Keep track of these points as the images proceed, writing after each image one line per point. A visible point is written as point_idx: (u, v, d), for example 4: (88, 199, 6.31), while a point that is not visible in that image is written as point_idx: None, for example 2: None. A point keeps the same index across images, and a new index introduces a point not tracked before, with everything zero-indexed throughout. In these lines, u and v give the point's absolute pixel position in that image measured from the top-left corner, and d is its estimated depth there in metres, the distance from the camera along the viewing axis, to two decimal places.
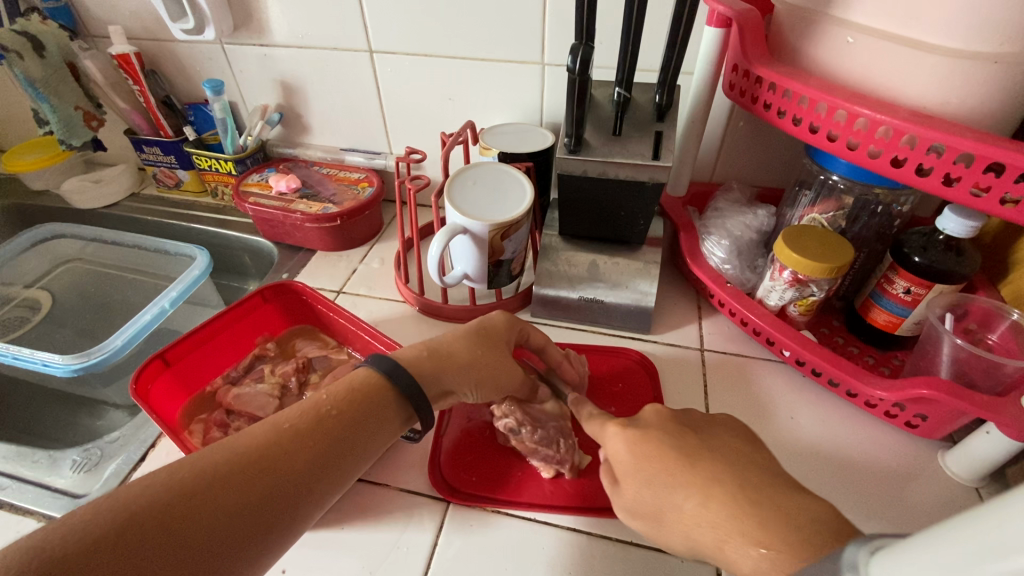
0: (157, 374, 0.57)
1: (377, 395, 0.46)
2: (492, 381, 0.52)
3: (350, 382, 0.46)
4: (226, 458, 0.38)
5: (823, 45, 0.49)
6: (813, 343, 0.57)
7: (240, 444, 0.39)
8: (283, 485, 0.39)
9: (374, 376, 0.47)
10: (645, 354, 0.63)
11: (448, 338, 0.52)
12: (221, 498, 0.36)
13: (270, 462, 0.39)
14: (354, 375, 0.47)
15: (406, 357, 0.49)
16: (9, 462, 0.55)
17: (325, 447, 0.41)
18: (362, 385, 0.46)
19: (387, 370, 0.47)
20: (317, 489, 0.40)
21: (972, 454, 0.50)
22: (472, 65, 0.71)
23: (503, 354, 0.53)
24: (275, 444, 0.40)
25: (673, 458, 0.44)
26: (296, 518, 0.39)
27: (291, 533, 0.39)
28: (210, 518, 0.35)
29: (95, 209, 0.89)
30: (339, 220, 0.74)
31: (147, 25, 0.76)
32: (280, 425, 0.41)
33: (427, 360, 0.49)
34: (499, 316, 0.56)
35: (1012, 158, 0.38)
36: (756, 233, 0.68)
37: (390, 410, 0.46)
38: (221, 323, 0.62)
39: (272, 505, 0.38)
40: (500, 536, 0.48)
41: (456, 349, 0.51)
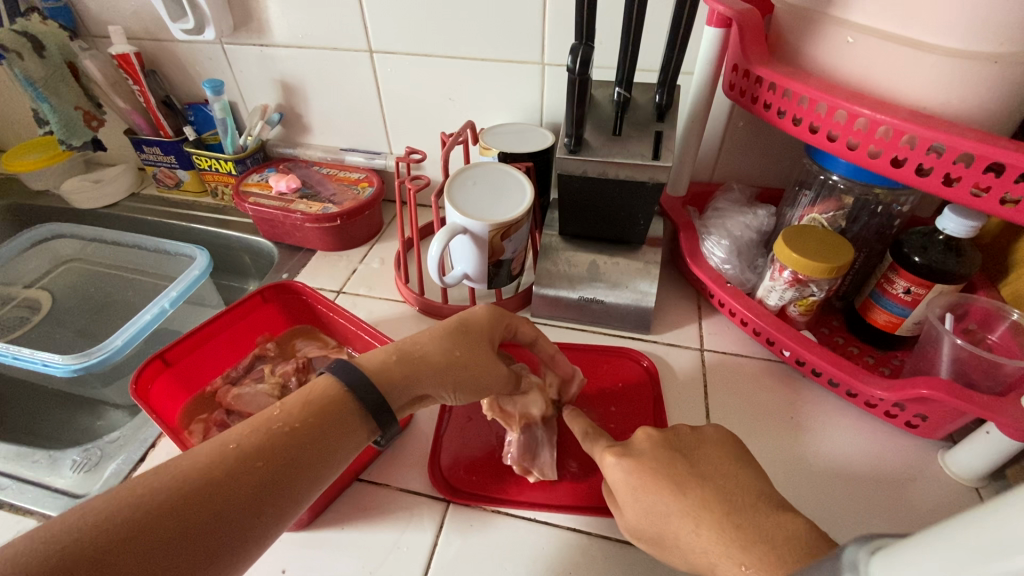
0: (157, 374, 0.57)
1: (339, 410, 0.43)
2: (474, 379, 0.50)
3: (306, 394, 0.43)
4: (170, 480, 0.35)
5: (823, 45, 0.49)
6: (813, 343, 0.57)
7: (188, 466, 0.37)
8: (233, 506, 0.36)
9: (337, 390, 0.44)
10: (645, 354, 0.63)
11: (421, 338, 0.50)
12: (163, 523, 0.34)
13: (217, 483, 0.36)
14: (311, 388, 0.44)
15: (373, 362, 0.47)
16: (8, 462, 0.55)
17: (279, 464, 0.39)
18: (322, 396, 0.43)
19: (352, 383, 0.45)
20: (272, 507, 0.38)
21: (972, 454, 0.50)
22: (472, 65, 0.71)
23: (481, 352, 0.51)
24: (223, 463, 0.37)
25: (611, 454, 0.46)
26: (251, 538, 0.36)
27: (248, 555, 0.36)
28: (153, 546, 0.33)
29: (95, 209, 0.89)
30: (339, 220, 0.74)
31: (147, 25, 0.76)
32: (227, 444, 0.39)
33: (396, 363, 0.47)
34: (482, 311, 0.54)
35: (1013, 158, 0.38)
36: (756, 234, 0.68)
37: (347, 422, 0.43)
38: (221, 323, 0.62)
39: (221, 527, 0.35)
40: (500, 536, 0.48)
41: (429, 349, 0.49)
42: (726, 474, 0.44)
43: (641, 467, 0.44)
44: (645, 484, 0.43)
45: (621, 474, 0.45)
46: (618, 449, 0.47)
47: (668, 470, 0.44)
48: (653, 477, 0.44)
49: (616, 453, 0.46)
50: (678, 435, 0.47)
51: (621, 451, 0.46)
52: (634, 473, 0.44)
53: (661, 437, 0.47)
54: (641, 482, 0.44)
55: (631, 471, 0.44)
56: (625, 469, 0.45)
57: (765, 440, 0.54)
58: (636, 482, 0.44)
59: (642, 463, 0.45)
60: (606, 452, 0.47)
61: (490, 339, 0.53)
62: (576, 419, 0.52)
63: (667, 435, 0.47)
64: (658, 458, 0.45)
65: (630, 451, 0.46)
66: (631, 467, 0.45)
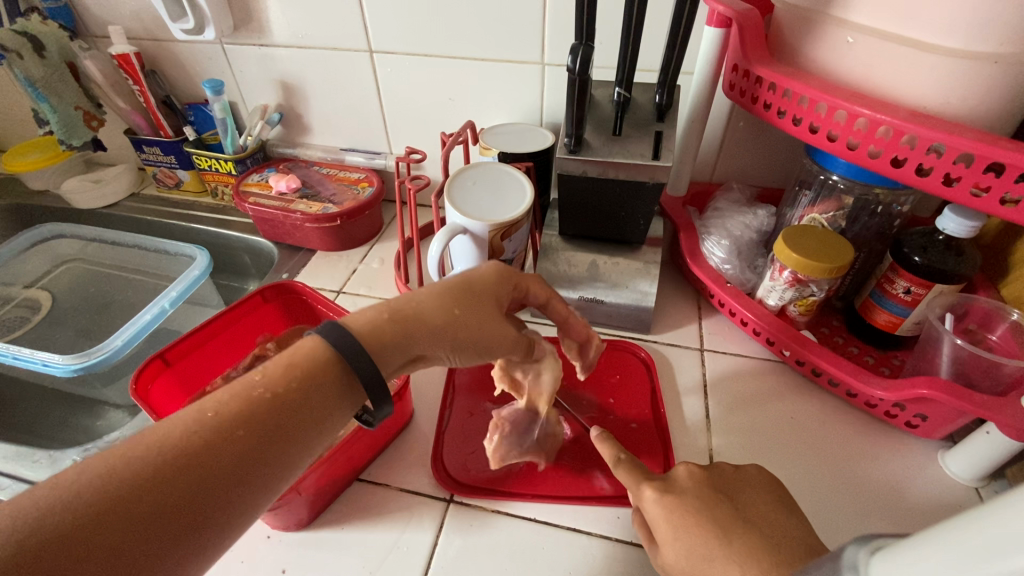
0: (157, 374, 0.56)
1: (328, 376, 0.39)
2: (477, 344, 0.46)
3: (293, 356, 0.39)
4: (143, 453, 0.32)
5: (823, 45, 0.49)
6: (813, 343, 0.57)
7: (160, 436, 0.34)
8: (211, 479, 0.33)
9: (325, 355, 0.40)
10: (645, 352, 0.63)
11: (422, 295, 0.45)
12: (135, 502, 0.31)
13: (197, 455, 0.33)
14: (296, 351, 0.40)
15: (362, 323, 0.42)
16: (8, 462, 0.55)
17: (262, 434, 0.36)
18: (308, 361, 0.39)
19: (341, 346, 0.40)
20: (255, 477, 0.35)
21: (972, 454, 0.50)
22: (473, 65, 0.71)
23: (481, 314, 0.46)
24: (200, 434, 0.34)
25: (650, 489, 0.44)
26: (236, 511, 0.34)
27: (230, 526, 0.34)
28: (126, 526, 0.30)
29: (95, 209, 0.89)
30: (339, 220, 0.74)
31: (147, 25, 0.76)
32: (205, 412, 0.35)
33: (388, 325, 0.42)
34: (488, 270, 0.48)
35: (1013, 158, 0.38)
36: (756, 233, 0.68)
37: (334, 386, 0.40)
38: (220, 324, 0.61)
39: (203, 500, 0.33)
40: (500, 536, 0.48)
41: (428, 309, 0.44)
42: (762, 513, 0.43)
43: (683, 508, 0.43)
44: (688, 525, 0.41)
45: (661, 513, 0.43)
46: (657, 482, 0.45)
47: (713, 515, 0.42)
48: (698, 521, 0.42)
49: (657, 488, 0.44)
50: (721, 475, 0.46)
51: (660, 485, 0.45)
52: (676, 513, 0.42)
53: (705, 476, 0.45)
54: (684, 524, 0.42)
55: (673, 511, 0.43)
56: (667, 509, 0.43)
57: (766, 440, 0.55)
58: (679, 523, 0.42)
59: (685, 503, 0.43)
60: (646, 484, 0.45)
61: (498, 300, 0.47)
62: (604, 442, 0.48)
63: (710, 473, 0.46)
64: (703, 499, 0.43)
65: (672, 488, 0.44)
66: (673, 508, 0.43)
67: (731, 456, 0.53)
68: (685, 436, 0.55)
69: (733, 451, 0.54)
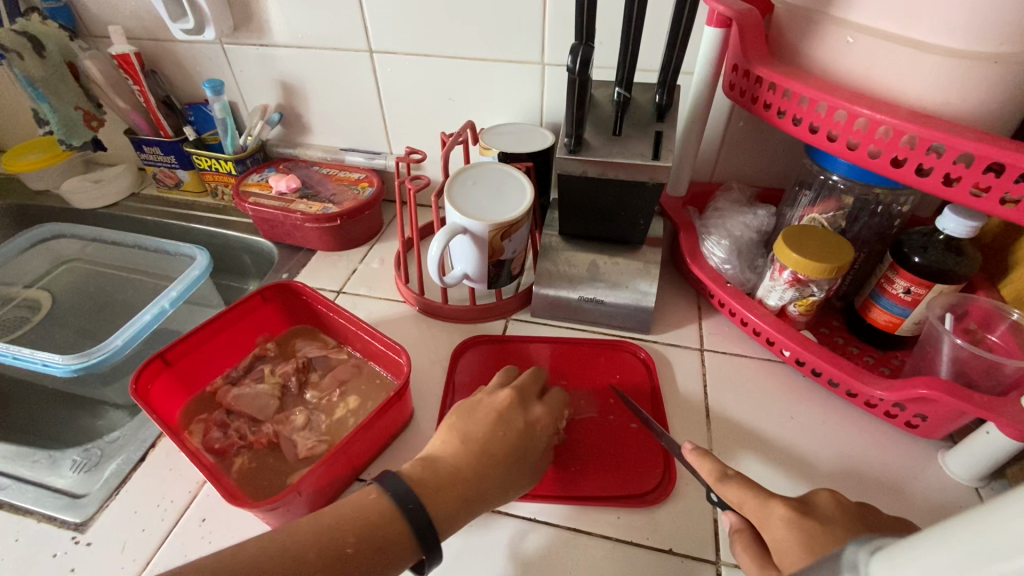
0: (157, 374, 0.56)
1: (392, 529, 0.40)
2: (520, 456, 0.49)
3: (356, 508, 0.40)
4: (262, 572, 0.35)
5: (823, 45, 0.49)
6: (813, 343, 0.57)
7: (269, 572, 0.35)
8: None
9: (387, 505, 0.41)
10: (646, 351, 0.63)
11: (454, 445, 0.47)
12: None
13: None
14: (370, 497, 0.41)
15: (422, 481, 0.44)
16: (10, 462, 0.55)
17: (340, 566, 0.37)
18: (374, 510, 0.40)
19: (405, 501, 0.41)
20: None
21: (971, 455, 0.50)
22: (472, 64, 0.71)
23: (537, 433, 0.50)
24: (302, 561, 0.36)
25: (784, 508, 0.41)
26: None
27: None
28: None
29: (95, 209, 0.89)
30: (339, 220, 0.74)
31: (147, 26, 0.76)
32: (326, 522, 0.39)
33: (468, 473, 0.45)
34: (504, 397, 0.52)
35: (1012, 158, 0.38)
36: (756, 234, 0.68)
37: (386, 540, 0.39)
38: (222, 323, 0.61)
39: None
40: (499, 537, 0.48)
41: (476, 465, 0.46)
42: None
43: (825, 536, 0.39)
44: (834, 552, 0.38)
45: (794, 535, 0.40)
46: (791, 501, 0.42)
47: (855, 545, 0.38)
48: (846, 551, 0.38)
49: (790, 507, 0.41)
50: (868, 512, 0.42)
51: (791, 505, 0.41)
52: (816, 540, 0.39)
53: (846, 507, 0.42)
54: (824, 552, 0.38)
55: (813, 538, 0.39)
56: (801, 529, 0.40)
57: (765, 440, 0.54)
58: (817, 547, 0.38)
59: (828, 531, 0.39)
60: (775, 501, 0.42)
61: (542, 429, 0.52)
62: (704, 459, 0.46)
63: (857, 508, 0.42)
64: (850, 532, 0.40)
65: (814, 514, 0.41)
66: (810, 531, 0.39)
67: (732, 456, 0.53)
68: (685, 436, 0.55)
69: (733, 451, 0.54)
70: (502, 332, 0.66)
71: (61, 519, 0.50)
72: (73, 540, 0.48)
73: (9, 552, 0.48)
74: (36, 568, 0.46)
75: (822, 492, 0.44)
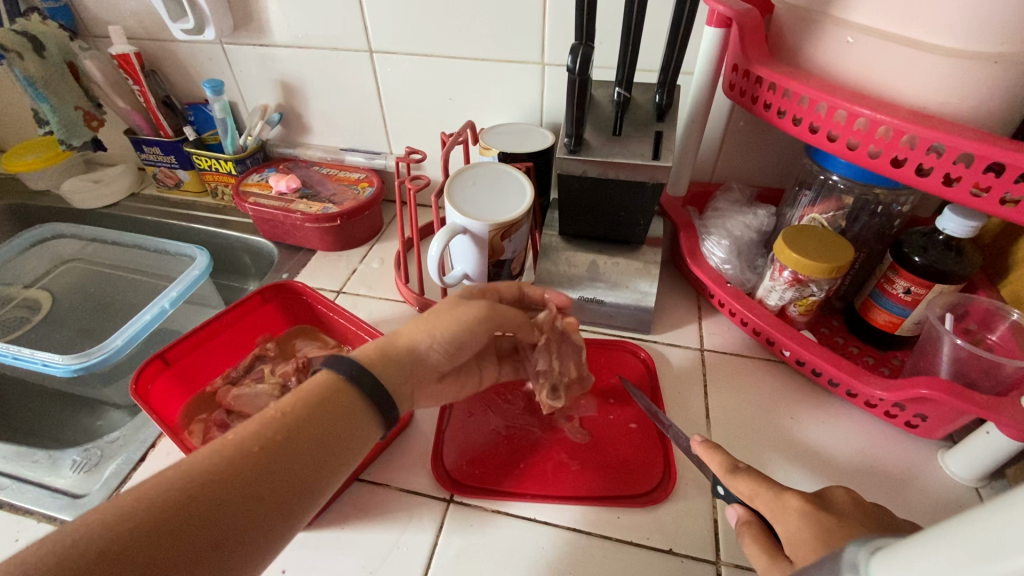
0: (157, 374, 0.56)
1: (330, 396, 0.43)
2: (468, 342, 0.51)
3: (313, 389, 0.43)
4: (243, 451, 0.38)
5: (823, 45, 0.49)
6: (813, 343, 0.57)
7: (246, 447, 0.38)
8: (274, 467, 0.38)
9: (342, 382, 0.44)
10: (646, 352, 0.63)
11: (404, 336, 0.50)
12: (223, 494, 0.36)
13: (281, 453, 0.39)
14: (315, 380, 0.44)
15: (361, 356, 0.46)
16: (9, 462, 0.55)
17: (313, 438, 0.40)
18: (313, 384, 0.43)
19: (354, 374, 0.44)
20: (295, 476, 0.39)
21: (972, 455, 0.50)
22: (472, 65, 0.71)
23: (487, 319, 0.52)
24: (277, 437, 0.39)
25: (799, 499, 0.40)
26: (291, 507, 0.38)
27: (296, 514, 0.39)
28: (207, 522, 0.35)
29: (95, 209, 0.89)
30: (339, 220, 0.74)
31: (147, 26, 0.76)
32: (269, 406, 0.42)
33: (407, 353, 0.48)
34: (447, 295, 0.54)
35: (1012, 158, 0.38)
36: (756, 233, 0.68)
37: (353, 414, 0.43)
38: (220, 323, 0.61)
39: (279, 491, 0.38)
40: (499, 536, 0.48)
41: (424, 341, 0.48)
42: None
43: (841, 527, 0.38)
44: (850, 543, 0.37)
45: (809, 524, 0.39)
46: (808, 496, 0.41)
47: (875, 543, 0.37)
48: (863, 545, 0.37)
49: (807, 501, 0.40)
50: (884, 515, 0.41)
51: (807, 499, 0.40)
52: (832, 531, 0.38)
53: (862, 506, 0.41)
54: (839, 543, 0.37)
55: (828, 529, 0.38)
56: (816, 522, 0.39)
57: (766, 441, 0.55)
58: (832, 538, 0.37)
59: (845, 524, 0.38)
60: (790, 493, 0.41)
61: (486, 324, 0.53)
62: (715, 452, 0.46)
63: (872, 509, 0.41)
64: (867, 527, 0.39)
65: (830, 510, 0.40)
66: (825, 522, 0.38)
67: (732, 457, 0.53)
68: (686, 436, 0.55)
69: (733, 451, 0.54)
70: None
71: (61, 519, 0.50)
72: None
73: (9, 551, 0.48)
74: None
75: (838, 489, 0.43)
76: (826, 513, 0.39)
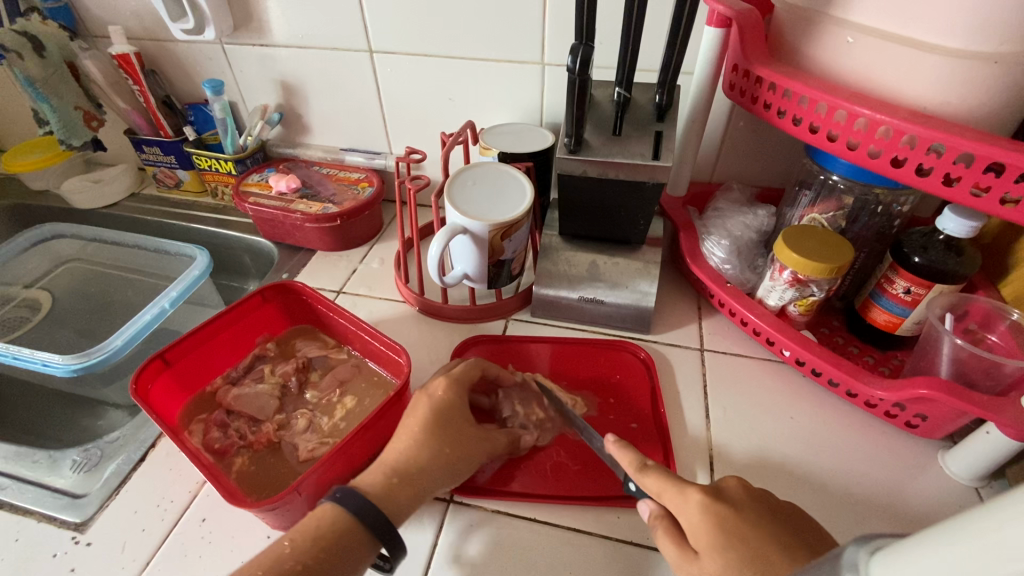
0: (157, 374, 0.55)
1: (344, 538, 0.41)
2: (459, 449, 0.49)
3: (315, 526, 0.42)
4: None
5: (823, 45, 0.49)
6: (813, 343, 0.57)
7: None
8: None
9: (345, 517, 0.42)
10: (646, 351, 0.63)
11: (404, 448, 0.47)
12: None
13: None
14: (322, 515, 0.43)
15: (370, 488, 0.45)
16: (9, 462, 0.55)
17: None
18: (323, 523, 0.42)
19: (356, 509, 0.43)
20: None
21: (971, 455, 0.50)
22: (473, 65, 0.71)
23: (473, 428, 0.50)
24: None
25: (697, 491, 0.42)
26: None
27: None
28: None
29: (95, 209, 0.89)
30: (339, 220, 0.74)
31: (147, 26, 0.76)
32: (280, 543, 0.41)
33: (423, 474, 0.46)
34: (443, 390, 0.51)
35: (1013, 158, 0.38)
36: (756, 234, 0.68)
37: (351, 550, 0.41)
38: (221, 323, 0.61)
39: None
40: (499, 537, 0.48)
41: (414, 460, 0.46)
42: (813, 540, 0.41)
43: (735, 517, 0.40)
44: (742, 532, 0.39)
45: (708, 516, 0.40)
46: (707, 488, 0.42)
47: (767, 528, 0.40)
48: (752, 531, 0.39)
49: (706, 493, 0.42)
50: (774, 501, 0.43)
51: (705, 489, 0.42)
52: (728, 522, 0.40)
53: (752, 490, 0.43)
54: (735, 533, 0.39)
55: (724, 519, 0.40)
56: (714, 513, 0.40)
57: (766, 441, 0.54)
58: (729, 529, 0.39)
59: (738, 513, 0.40)
60: (692, 487, 0.43)
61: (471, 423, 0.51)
62: (625, 449, 0.47)
63: (760, 491, 0.43)
64: (757, 513, 0.41)
65: (725, 499, 0.42)
66: (722, 513, 0.40)
67: (732, 456, 0.53)
68: (685, 436, 0.55)
69: (733, 450, 0.54)
70: (502, 331, 0.66)
71: (61, 519, 0.50)
72: (73, 540, 0.48)
73: (9, 551, 0.48)
74: (36, 568, 0.46)
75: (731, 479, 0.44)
76: (721, 502, 0.41)
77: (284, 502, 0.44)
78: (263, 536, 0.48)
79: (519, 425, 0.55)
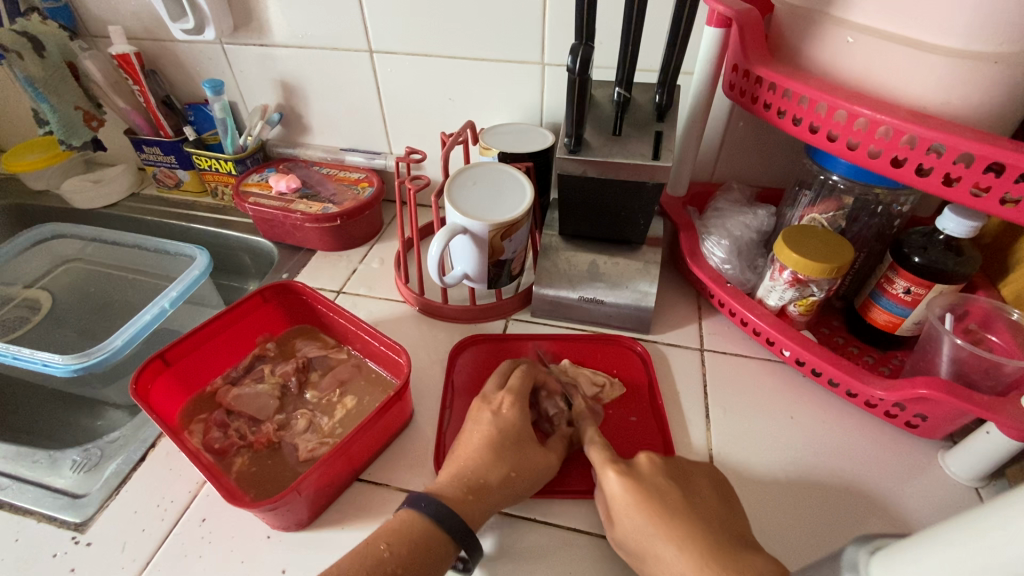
0: (157, 374, 0.55)
1: (436, 545, 0.42)
2: (529, 465, 0.48)
3: (404, 534, 0.43)
4: None
5: (823, 45, 0.49)
6: (813, 343, 0.57)
7: None
8: None
9: (429, 524, 0.43)
10: (645, 349, 0.63)
11: (474, 463, 0.47)
12: None
13: None
14: (410, 523, 0.43)
15: (446, 494, 0.45)
16: (10, 462, 0.55)
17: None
18: (416, 529, 0.43)
19: (436, 514, 0.43)
20: None
21: (972, 454, 0.49)
22: (472, 64, 0.71)
23: (540, 445, 0.50)
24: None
25: (610, 469, 0.46)
26: None
27: None
28: None
29: (95, 209, 0.89)
30: (339, 220, 0.74)
31: (147, 25, 0.76)
32: (377, 546, 0.42)
33: (497, 483, 0.46)
34: (509, 410, 0.51)
35: (1013, 158, 0.39)
36: (756, 233, 0.68)
37: (437, 551, 0.42)
38: (221, 323, 0.61)
39: None
40: (500, 538, 0.48)
41: (486, 473, 0.47)
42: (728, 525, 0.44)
43: (642, 488, 0.45)
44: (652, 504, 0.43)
45: (621, 490, 0.45)
46: (621, 465, 0.47)
47: (665, 498, 0.44)
48: (652, 498, 0.44)
49: (620, 470, 0.46)
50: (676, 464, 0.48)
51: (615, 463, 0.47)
52: (634, 491, 0.44)
53: (664, 464, 0.47)
54: (638, 502, 0.44)
55: (631, 489, 0.45)
56: (627, 487, 0.45)
57: (766, 441, 0.55)
58: (647, 504, 0.43)
59: (643, 486, 0.45)
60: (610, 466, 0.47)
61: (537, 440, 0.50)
62: (597, 444, 0.49)
63: (668, 462, 0.48)
64: (656, 484, 0.45)
65: (634, 472, 0.46)
66: (632, 488, 0.45)
67: (732, 458, 0.53)
68: (685, 436, 0.55)
69: (733, 450, 0.54)
70: (502, 331, 0.66)
71: (61, 519, 0.50)
72: (74, 540, 0.48)
73: (9, 551, 0.48)
74: (36, 568, 0.46)
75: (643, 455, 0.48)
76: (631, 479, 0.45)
77: (284, 502, 0.44)
78: (263, 536, 0.48)
79: (565, 421, 0.54)
